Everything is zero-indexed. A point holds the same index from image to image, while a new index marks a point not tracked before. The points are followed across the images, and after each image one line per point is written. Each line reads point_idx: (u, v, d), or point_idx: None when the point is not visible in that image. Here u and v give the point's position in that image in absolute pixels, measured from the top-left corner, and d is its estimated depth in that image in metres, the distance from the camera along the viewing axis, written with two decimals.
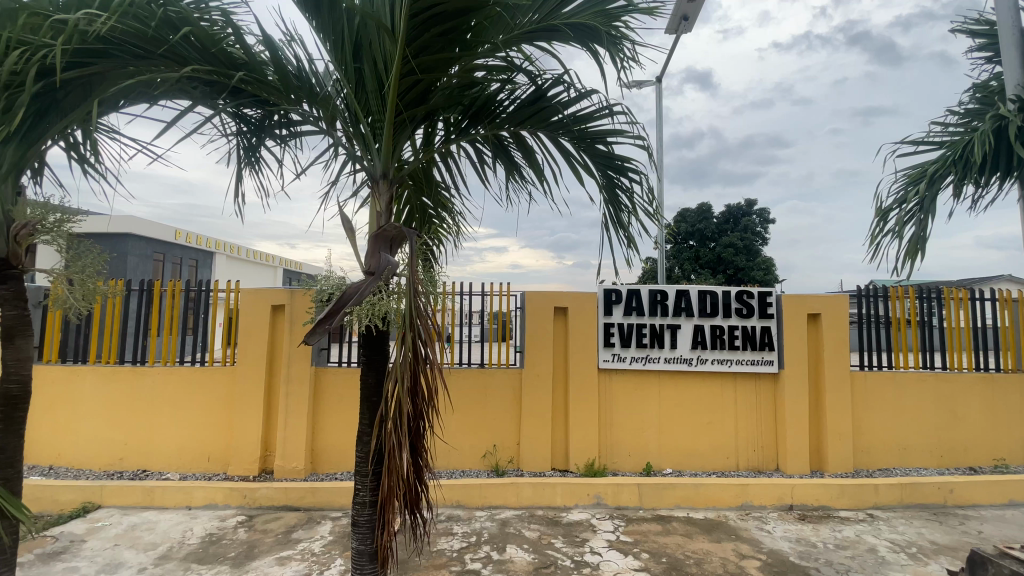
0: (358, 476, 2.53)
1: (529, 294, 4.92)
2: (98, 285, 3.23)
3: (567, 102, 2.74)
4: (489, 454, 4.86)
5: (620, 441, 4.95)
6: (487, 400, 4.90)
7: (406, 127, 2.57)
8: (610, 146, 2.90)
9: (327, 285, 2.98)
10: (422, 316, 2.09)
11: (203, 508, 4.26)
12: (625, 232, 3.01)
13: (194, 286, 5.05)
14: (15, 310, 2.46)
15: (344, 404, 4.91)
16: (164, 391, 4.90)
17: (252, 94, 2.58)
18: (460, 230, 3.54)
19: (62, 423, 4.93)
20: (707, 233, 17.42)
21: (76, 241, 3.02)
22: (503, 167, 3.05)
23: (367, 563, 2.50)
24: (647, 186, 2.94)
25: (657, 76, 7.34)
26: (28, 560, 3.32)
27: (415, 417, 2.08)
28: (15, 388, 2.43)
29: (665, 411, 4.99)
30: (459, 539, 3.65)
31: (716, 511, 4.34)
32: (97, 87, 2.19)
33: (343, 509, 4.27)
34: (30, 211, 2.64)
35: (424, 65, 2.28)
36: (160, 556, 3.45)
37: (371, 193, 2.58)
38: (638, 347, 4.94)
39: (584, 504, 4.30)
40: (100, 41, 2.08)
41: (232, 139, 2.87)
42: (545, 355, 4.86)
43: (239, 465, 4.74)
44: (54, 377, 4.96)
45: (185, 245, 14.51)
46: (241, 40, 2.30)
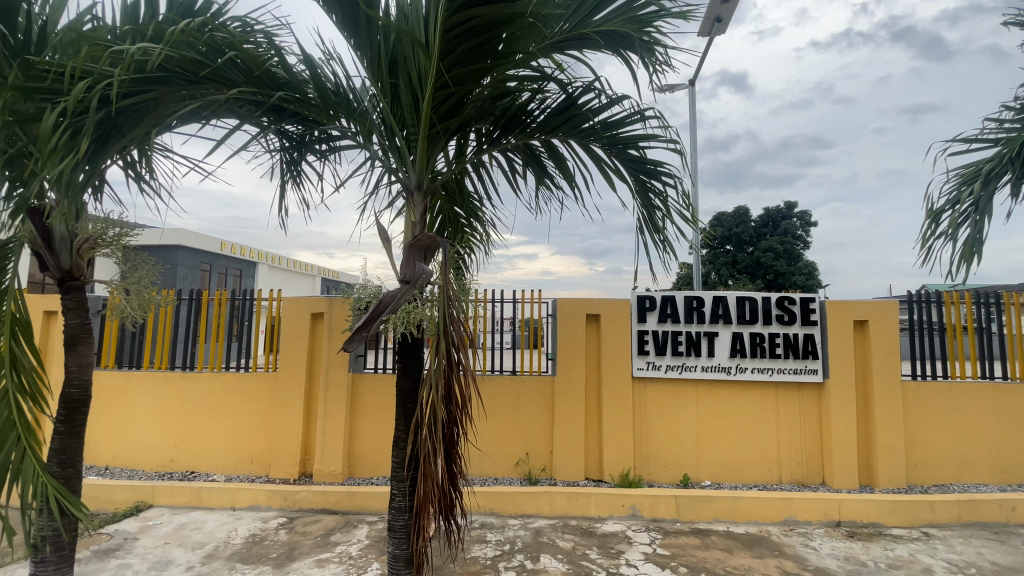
0: (395, 481, 2.58)
1: (560, 301, 4.91)
2: (153, 295, 3.42)
3: (598, 109, 2.74)
4: (522, 462, 4.85)
5: (656, 451, 4.85)
6: (519, 407, 4.90)
7: (440, 138, 2.63)
8: (643, 151, 2.88)
9: (365, 293, 3.08)
10: (455, 323, 2.12)
11: (247, 509, 4.41)
12: (661, 235, 2.97)
13: (239, 294, 5.25)
14: (77, 319, 2.63)
15: (380, 411, 5.01)
16: (210, 395, 5.13)
17: (294, 112, 2.70)
18: (491, 239, 3.58)
19: (117, 425, 5.22)
20: (744, 237, 16.95)
21: (133, 254, 3.23)
22: (534, 174, 3.08)
23: (403, 568, 2.54)
24: (681, 190, 2.89)
25: (690, 79, 7.20)
26: (86, 556, 3.52)
27: (449, 423, 2.11)
28: (76, 392, 2.60)
29: (702, 422, 4.87)
30: (493, 547, 3.65)
31: (758, 526, 4.19)
32: (152, 111, 2.31)
33: (379, 513, 4.34)
34: (91, 227, 2.83)
35: (457, 78, 2.33)
36: (207, 554, 3.59)
37: (406, 204, 2.65)
38: (673, 355, 4.84)
39: (619, 515, 4.23)
40: (158, 69, 2.21)
41: (276, 155, 3.00)
42: (578, 363, 4.83)
43: (280, 468, 4.89)
44: (111, 382, 5.26)
45: (230, 256, 15.19)
46: (284, 60, 2.42)
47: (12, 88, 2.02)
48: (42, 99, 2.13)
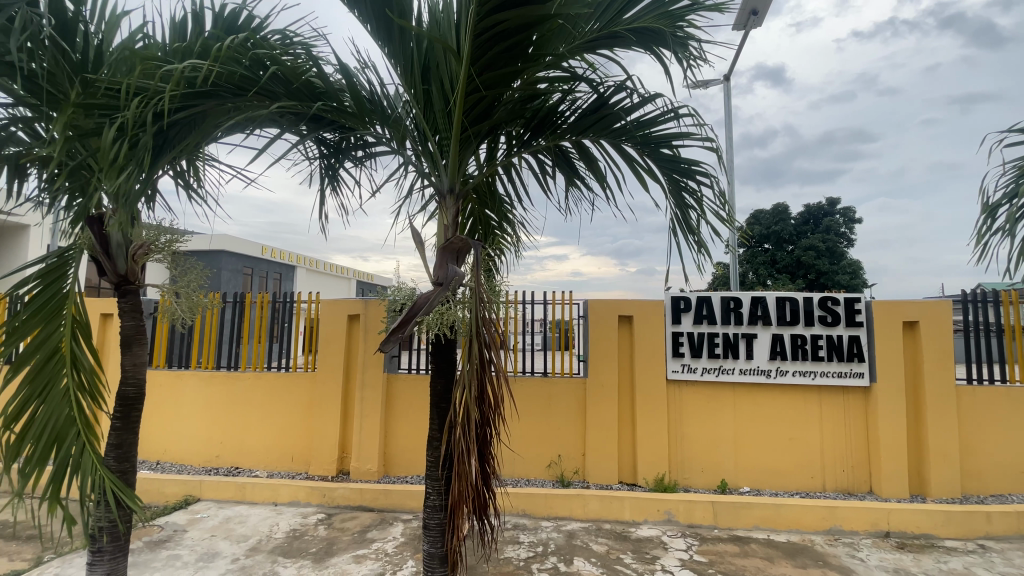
0: (430, 480, 2.62)
1: (592, 302, 4.88)
2: (201, 298, 3.60)
3: (629, 108, 2.71)
4: (555, 464, 4.84)
5: (692, 455, 4.76)
6: (551, 409, 4.89)
7: (471, 142, 2.66)
8: (676, 150, 2.84)
9: (399, 295, 3.14)
10: (487, 326, 2.14)
11: (288, 504, 4.57)
12: (695, 236, 2.91)
13: (280, 297, 5.45)
14: (132, 321, 2.79)
15: (414, 411, 5.10)
16: (253, 394, 5.33)
17: (331, 120, 2.79)
18: (521, 241, 3.60)
19: (167, 422, 5.49)
20: (783, 234, 16.43)
21: (184, 259, 3.41)
22: (565, 175, 3.08)
23: (438, 566, 2.57)
24: (717, 189, 2.82)
25: (725, 74, 7.01)
26: (139, 547, 3.72)
27: (482, 423, 2.13)
28: (130, 390, 2.75)
29: (739, 426, 4.74)
30: (526, 548, 3.66)
31: (800, 534, 4.06)
32: (199, 123, 2.42)
33: (414, 511, 4.42)
34: (145, 234, 2.99)
35: (488, 82, 2.36)
36: (251, 547, 3.74)
37: (439, 208, 2.70)
38: (709, 358, 4.74)
39: (653, 520, 4.17)
40: (205, 83, 2.32)
41: (315, 162, 3.11)
42: (611, 365, 4.79)
43: (319, 465, 5.03)
44: (162, 381, 5.55)
45: (270, 260, 15.77)
46: (321, 71, 2.50)
47: (74, 105, 2.16)
48: (100, 115, 2.28)
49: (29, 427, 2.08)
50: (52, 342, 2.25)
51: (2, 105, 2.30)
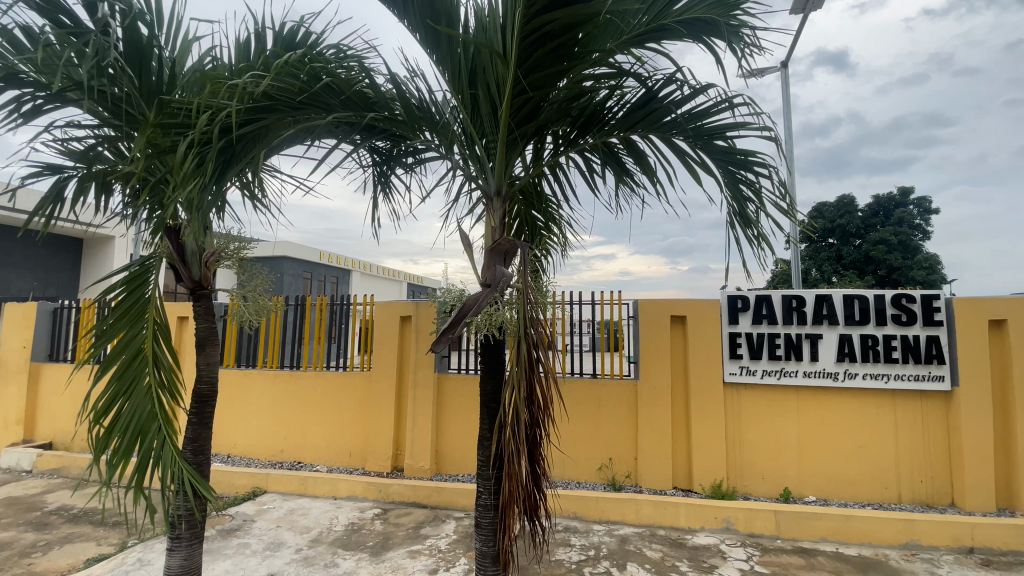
0: (481, 480, 2.64)
1: (642, 302, 4.78)
2: (266, 301, 3.84)
3: (680, 100, 2.63)
4: (606, 467, 4.76)
5: (752, 461, 4.55)
6: (601, 411, 4.82)
7: (518, 144, 2.67)
8: (731, 141, 2.73)
9: (448, 297, 3.19)
10: (535, 326, 2.14)
11: (347, 498, 4.76)
12: (754, 229, 2.78)
13: (337, 300, 5.70)
14: (206, 323, 2.98)
15: (465, 410, 5.17)
16: (314, 392, 5.59)
17: (383, 129, 2.88)
18: (568, 241, 3.58)
19: (236, 418, 5.86)
20: (850, 228, 15.43)
21: (251, 265, 3.64)
22: (613, 172, 3.03)
23: (490, 565, 2.59)
24: (777, 180, 2.68)
25: (783, 61, 6.67)
26: (213, 534, 3.99)
27: (531, 424, 2.13)
28: (205, 387, 2.94)
29: (803, 431, 4.49)
30: (577, 551, 3.62)
31: (873, 548, 3.79)
32: (264, 138, 2.55)
33: (465, 509, 4.49)
34: (216, 242, 3.20)
35: (534, 83, 2.36)
36: (313, 539, 3.92)
37: (486, 210, 2.73)
38: (770, 359, 4.51)
39: (710, 527, 4.02)
40: (266, 97, 2.46)
41: (369, 170, 3.24)
42: (663, 366, 4.66)
43: (375, 461, 5.21)
44: (232, 379, 5.92)
45: (327, 265, 16.52)
46: (373, 81, 2.60)
47: (152, 125, 2.34)
48: (175, 133, 2.46)
49: (117, 421, 2.28)
50: (137, 342, 2.46)
51: (91, 127, 2.54)
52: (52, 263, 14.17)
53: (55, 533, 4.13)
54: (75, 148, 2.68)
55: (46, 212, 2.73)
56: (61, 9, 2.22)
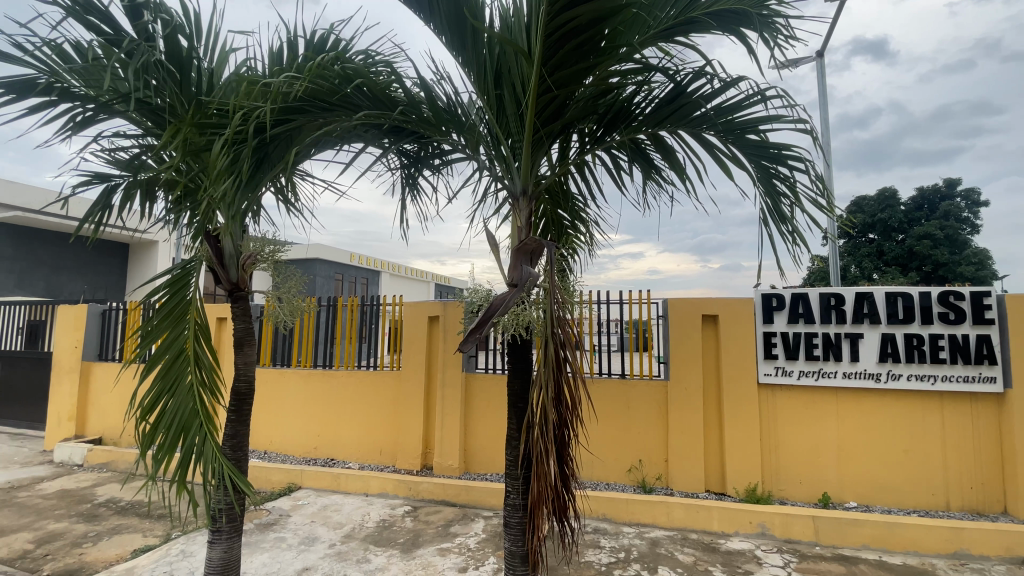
0: (509, 479, 2.64)
1: (672, 301, 4.70)
2: (300, 302, 3.95)
3: (710, 94, 2.57)
4: (636, 468, 4.70)
5: (788, 465, 4.41)
6: (630, 411, 4.76)
7: (544, 143, 2.66)
8: (764, 135, 2.65)
9: (476, 297, 3.20)
10: (562, 326, 2.13)
11: (378, 495, 4.85)
12: (789, 225, 2.70)
13: (367, 301, 5.81)
14: (243, 324, 3.08)
15: (493, 409, 5.19)
16: (345, 391, 5.72)
17: (410, 131, 2.92)
18: (595, 239, 3.55)
19: (272, 416, 6.04)
20: (892, 222, 14.79)
21: (285, 267, 3.75)
22: (641, 169, 2.99)
23: (519, 564, 2.59)
24: (813, 174, 2.59)
25: (818, 50, 6.43)
26: (251, 528, 4.12)
27: (559, 424, 2.11)
28: (242, 386, 3.04)
29: (843, 434, 4.33)
30: (607, 553, 3.59)
31: (919, 557, 3.62)
32: (296, 142, 2.62)
33: (494, 509, 4.50)
34: (252, 245, 3.31)
35: (560, 81, 2.35)
36: (346, 534, 4.00)
37: (512, 210, 2.72)
38: (807, 360, 4.36)
39: (745, 532, 3.91)
40: (298, 101, 2.52)
41: (397, 172, 3.29)
42: (694, 366, 4.57)
43: (405, 459, 5.29)
44: (267, 378, 6.10)
45: (358, 266, 16.87)
46: (401, 84, 2.64)
47: (190, 127, 2.43)
48: (212, 133, 2.54)
49: (162, 418, 2.38)
50: (179, 343, 2.56)
51: (135, 136, 2.66)
52: (101, 266, 14.92)
53: (104, 524, 4.35)
54: (121, 158, 2.81)
55: (96, 218, 2.87)
56: (103, 17, 2.33)
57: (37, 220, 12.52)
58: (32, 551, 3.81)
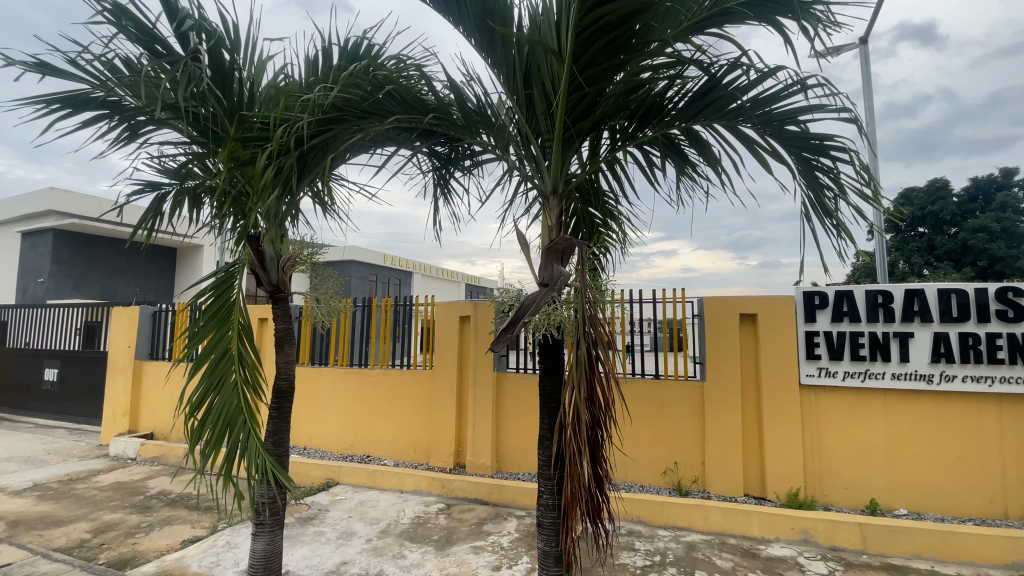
0: (542, 480, 2.63)
1: (707, 300, 4.59)
2: (336, 303, 4.06)
3: (746, 86, 2.49)
4: (671, 471, 4.62)
5: (833, 469, 4.24)
6: (665, 412, 4.68)
7: (574, 141, 2.64)
8: (805, 126, 2.55)
9: (506, 297, 3.20)
10: (594, 325, 2.11)
11: (412, 492, 4.93)
12: (834, 219, 2.59)
13: (400, 301, 5.91)
14: (284, 324, 3.18)
15: (525, 409, 5.19)
16: (380, 390, 5.84)
17: (441, 134, 2.96)
18: (628, 237, 3.50)
19: (310, 414, 6.22)
20: (943, 215, 14.01)
21: (322, 269, 3.86)
22: (674, 165, 2.93)
23: (553, 565, 2.58)
24: (859, 164, 2.48)
25: (861, 37, 6.14)
26: (292, 522, 4.26)
27: (593, 425, 2.10)
28: (283, 384, 3.14)
29: (892, 438, 4.13)
30: (642, 556, 3.54)
31: (977, 568, 3.42)
32: (332, 149, 2.70)
33: (526, 508, 4.50)
34: (291, 247, 3.41)
35: (591, 78, 2.32)
36: (382, 530, 4.08)
37: (542, 210, 2.71)
38: (852, 360, 4.18)
39: (787, 538, 3.78)
40: (334, 110, 2.59)
41: (429, 175, 3.34)
42: (731, 366, 4.45)
43: (438, 457, 5.35)
44: (306, 377, 6.29)
45: (391, 268, 17.22)
46: (431, 88, 2.66)
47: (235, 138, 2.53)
48: (255, 145, 2.65)
49: (209, 414, 2.49)
50: (224, 343, 2.67)
51: (182, 145, 2.79)
52: (151, 270, 15.74)
53: (155, 515, 4.58)
54: (170, 166, 2.96)
55: (148, 225, 3.03)
56: (157, 39, 2.46)
57: (94, 227, 13.31)
58: (90, 540, 4.05)
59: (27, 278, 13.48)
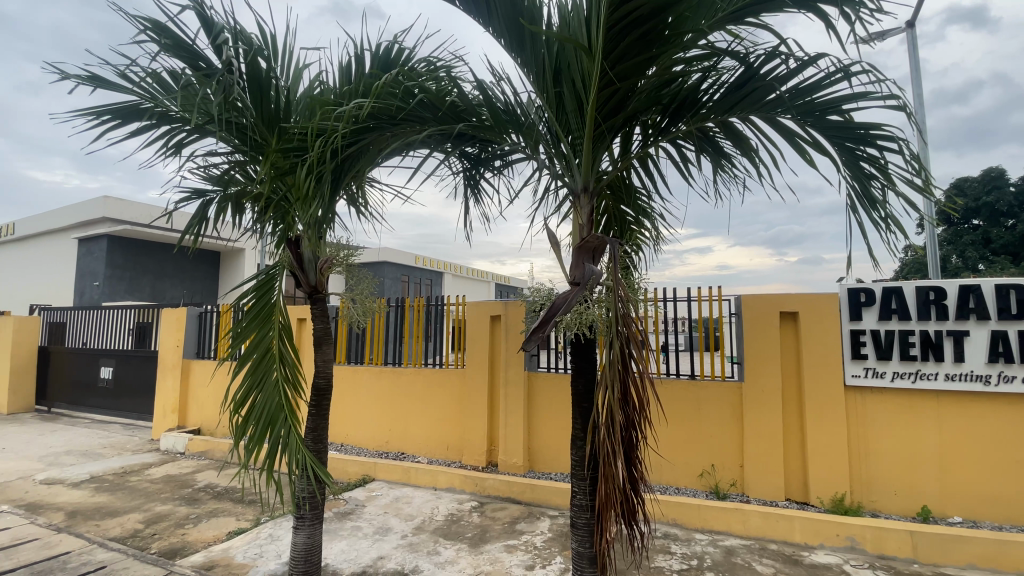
0: (576, 480, 2.62)
1: (745, 297, 4.48)
2: (371, 304, 4.16)
3: (785, 75, 2.41)
4: (707, 473, 4.51)
5: (881, 474, 4.06)
6: (700, 413, 4.58)
7: (605, 138, 2.61)
8: (849, 115, 2.45)
9: (537, 297, 3.19)
10: (627, 323, 2.08)
11: (446, 490, 4.99)
12: (882, 211, 2.48)
13: (433, 301, 6.00)
14: (321, 324, 3.27)
15: (557, 409, 5.17)
16: (414, 389, 5.93)
17: (471, 135, 2.98)
18: (661, 234, 3.44)
19: (346, 412, 6.38)
20: (1000, 206, 13.19)
21: (357, 271, 3.95)
22: (710, 160, 2.86)
23: (587, 566, 2.56)
24: (908, 154, 2.36)
25: (909, 20, 5.82)
26: (331, 516, 4.39)
27: (627, 426, 2.07)
28: (322, 382, 3.23)
29: (946, 442, 3.92)
30: (678, 560, 3.48)
31: None
32: (367, 154, 2.75)
33: (559, 508, 4.49)
34: (328, 249, 3.50)
35: (622, 73, 2.29)
36: (416, 526, 4.15)
37: (573, 208, 2.69)
38: (901, 360, 3.98)
39: (832, 545, 3.64)
40: (369, 116, 2.65)
41: (460, 176, 3.37)
42: (770, 367, 4.32)
43: (471, 455, 5.40)
44: (343, 375, 6.45)
45: (423, 268, 17.49)
46: (460, 90, 2.69)
47: (275, 146, 2.63)
48: (294, 155, 2.75)
49: (253, 411, 2.58)
50: (266, 343, 2.76)
51: (224, 154, 2.88)
52: (197, 273, 16.46)
53: (203, 508, 4.79)
54: (213, 174, 3.08)
55: (194, 230, 3.17)
56: (199, 54, 2.57)
57: (145, 233, 14.03)
58: (143, 530, 4.27)
59: (83, 282, 14.31)
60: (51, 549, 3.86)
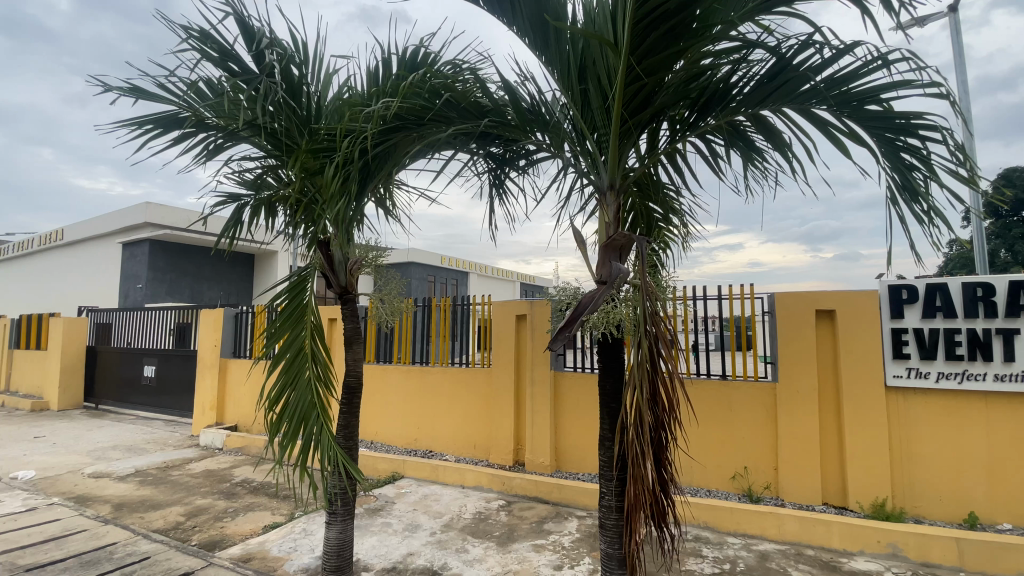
0: (604, 480, 2.59)
1: (778, 295, 4.35)
2: (399, 304, 4.21)
3: (819, 65, 2.33)
4: (740, 476, 4.41)
5: (924, 479, 3.89)
6: (732, 414, 4.47)
7: (632, 134, 2.57)
8: (889, 104, 2.35)
9: (563, 296, 3.18)
10: (655, 322, 2.05)
11: (473, 488, 5.02)
12: (924, 204, 2.37)
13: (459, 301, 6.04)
14: (351, 324, 3.33)
15: (584, 409, 5.14)
16: (441, 388, 5.99)
17: (496, 135, 2.99)
18: (690, 231, 3.38)
19: (376, 410, 6.49)
20: None
21: (386, 271, 4.01)
22: (740, 154, 2.79)
23: (616, 567, 2.54)
24: (953, 144, 2.25)
25: (953, 4, 5.54)
26: (361, 512, 4.47)
27: (656, 426, 2.04)
28: (352, 380, 3.29)
29: (996, 447, 3.72)
30: (710, 563, 3.41)
31: None
32: (393, 156, 2.78)
33: (587, 509, 4.46)
34: (357, 250, 3.57)
35: (648, 69, 2.26)
36: (445, 524, 4.19)
37: (599, 206, 2.67)
38: (947, 359, 3.81)
39: (872, 552, 3.51)
40: (395, 118, 2.70)
41: (485, 177, 3.38)
42: (804, 366, 4.19)
43: (498, 454, 5.42)
44: (372, 374, 6.56)
45: (449, 268, 17.67)
46: (486, 90, 2.71)
47: (305, 149, 2.69)
48: (323, 156, 2.81)
49: (287, 408, 2.66)
50: (298, 342, 2.83)
51: (258, 158, 2.99)
52: (232, 275, 17.03)
53: (240, 502, 4.95)
54: (248, 178, 3.18)
55: (230, 233, 3.27)
56: (233, 60, 2.65)
57: (184, 237, 14.59)
58: (184, 523, 4.44)
59: (127, 284, 14.97)
60: (99, 540, 4.05)
